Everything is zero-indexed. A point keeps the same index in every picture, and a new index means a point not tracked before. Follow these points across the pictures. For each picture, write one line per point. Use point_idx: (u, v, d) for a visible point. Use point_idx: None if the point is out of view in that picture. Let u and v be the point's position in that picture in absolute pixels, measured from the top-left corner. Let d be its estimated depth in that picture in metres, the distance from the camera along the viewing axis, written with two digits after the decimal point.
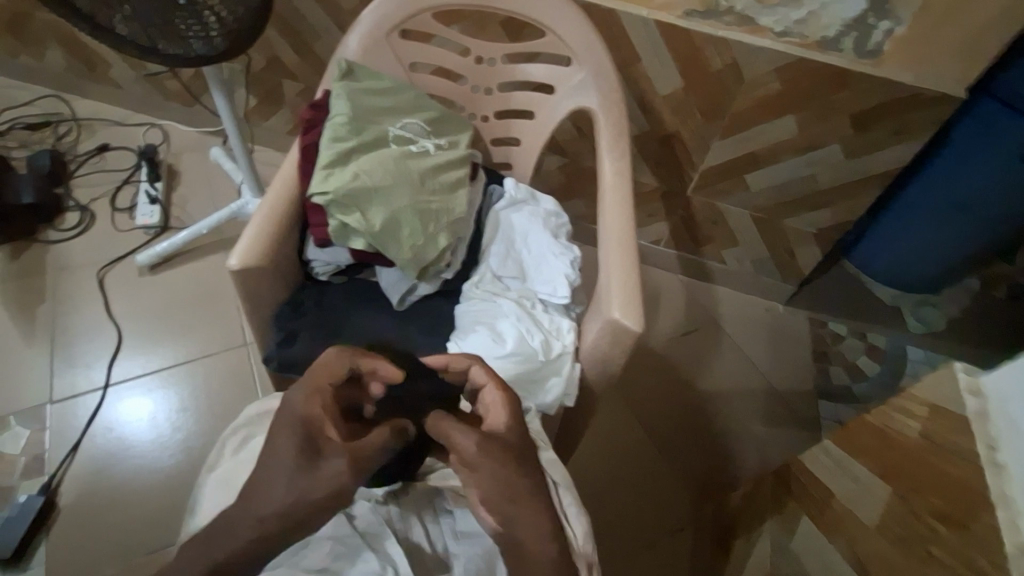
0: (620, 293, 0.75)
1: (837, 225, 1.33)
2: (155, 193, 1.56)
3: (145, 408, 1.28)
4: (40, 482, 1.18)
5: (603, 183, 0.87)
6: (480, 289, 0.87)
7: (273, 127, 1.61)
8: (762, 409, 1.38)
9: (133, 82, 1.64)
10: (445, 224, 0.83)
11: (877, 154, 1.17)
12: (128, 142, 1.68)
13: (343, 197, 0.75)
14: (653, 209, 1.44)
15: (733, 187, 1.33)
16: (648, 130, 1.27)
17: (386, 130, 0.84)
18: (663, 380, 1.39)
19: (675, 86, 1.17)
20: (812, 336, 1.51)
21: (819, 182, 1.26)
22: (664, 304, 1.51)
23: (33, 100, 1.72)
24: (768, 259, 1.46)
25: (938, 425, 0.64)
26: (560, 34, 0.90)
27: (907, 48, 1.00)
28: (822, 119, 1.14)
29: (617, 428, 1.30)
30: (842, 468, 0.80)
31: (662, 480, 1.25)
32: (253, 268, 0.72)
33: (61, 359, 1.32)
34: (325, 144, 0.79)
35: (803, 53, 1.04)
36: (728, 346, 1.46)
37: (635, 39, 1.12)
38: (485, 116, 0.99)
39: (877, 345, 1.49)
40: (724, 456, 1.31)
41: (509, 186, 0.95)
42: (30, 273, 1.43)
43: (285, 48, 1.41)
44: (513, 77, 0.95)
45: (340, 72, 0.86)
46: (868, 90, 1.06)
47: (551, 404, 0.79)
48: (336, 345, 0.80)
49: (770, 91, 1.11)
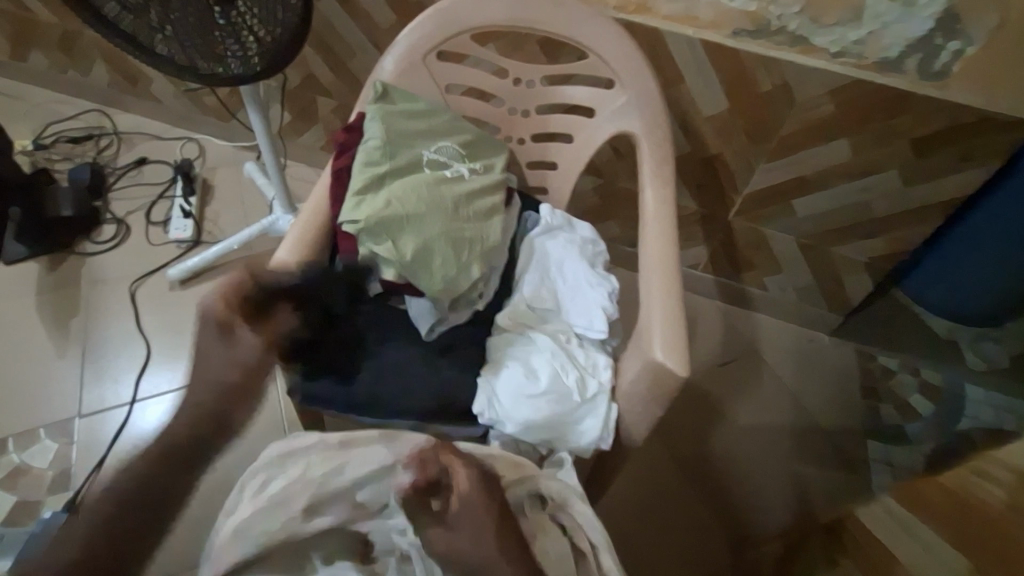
0: (663, 334, 0.70)
1: (891, 254, 1.25)
2: (188, 207, 1.57)
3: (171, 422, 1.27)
4: (65, 498, 1.17)
5: (645, 212, 0.83)
6: (513, 321, 0.82)
7: (306, 143, 1.61)
8: (805, 448, 1.30)
9: (173, 97, 1.67)
10: (479, 253, 0.79)
11: (939, 181, 1.09)
12: (166, 156, 1.70)
13: (375, 225, 0.73)
14: (692, 233, 1.39)
15: (779, 213, 1.26)
16: (689, 152, 1.22)
17: (420, 153, 0.81)
18: (698, 412, 1.32)
19: (720, 107, 1.11)
20: (861, 370, 1.43)
21: (873, 210, 1.18)
22: (701, 331, 1.44)
23: (78, 114, 1.76)
24: (814, 287, 1.38)
25: None
26: (603, 55, 0.86)
27: (977, 71, 0.93)
28: (879, 143, 1.07)
29: (649, 462, 1.24)
30: (909, 533, 0.72)
31: (697, 522, 1.18)
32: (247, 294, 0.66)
33: (91, 372, 1.32)
34: (357, 169, 0.77)
35: (860, 74, 0.98)
36: (768, 378, 1.39)
37: (678, 59, 1.07)
38: (521, 138, 0.95)
39: (931, 382, 1.38)
40: (765, 498, 1.23)
41: (545, 212, 0.91)
42: (65, 285, 1.45)
43: (321, 65, 1.40)
44: (552, 100, 0.92)
45: (376, 94, 0.83)
46: (931, 113, 0.99)
47: (588, 445, 0.74)
48: (361, 378, 0.77)
49: (823, 113, 1.05)
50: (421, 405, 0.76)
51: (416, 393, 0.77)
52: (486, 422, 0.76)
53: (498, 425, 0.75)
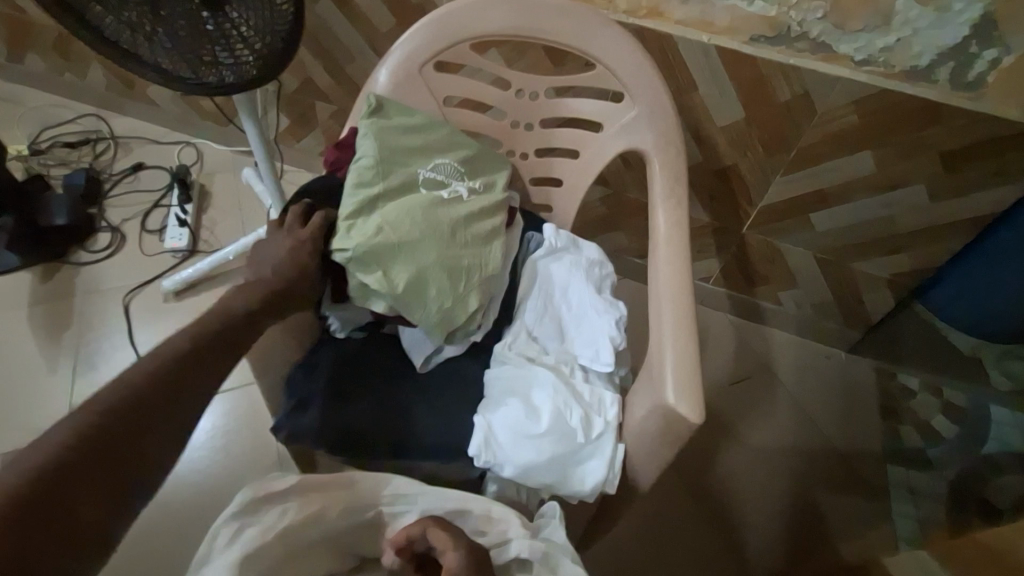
0: (675, 374, 0.65)
1: (915, 271, 1.19)
2: (184, 215, 1.53)
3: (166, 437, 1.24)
4: None
5: (656, 236, 0.77)
6: (514, 353, 0.77)
7: (305, 149, 1.57)
8: (821, 473, 1.25)
9: (170, 100, 1.63)
10: (478, 281, 0.74)
11: (970, 197, 1.02)
12: (163, 161, 1.66)
13: (365, 254, 0.67)
14: (703, 245, 1.33)
15: (796, 227, 1.20)
16: (702, 163, 1.16)
17: (416, 173, 0.76)
18: (708, 433, 1.27)
19: (735, 117, 1.06)
20: (880, 389, 1.38)
21: (897, 225, 1.12)
22: (711, 348, 1.39)
23: (75, 118, 1.72)
24: (831, 303, 1.32)
25: None
26: (611, 66, 0.80)
27: (1014, 82, 0.87)
28: (905, 156, 1.00)
29: (656, 487, 1.19)
30: None
31: (706, 552, 1.14)
32: (209, 345, 0.60)
33: (83, 389, 1.29)
34: (347, 191, 0.72)
35: (886, 83, 0.92)
36: (782, 398, 1.33)
37: (692, 66, 1.01)
38: (524, 153, 0.89)
39: (955, 403, 1.25)
40: (779, 528, 1.18)
41: (549, 232, 0.85)
42: (59, 295, 1.42)
43: (319, 69, 1.35)
44: (557, 113, 0.86)
45: (368, 107, 0.78)
46: (962, 125, 0.93)
47: (591, 489, 0.69)
48: (351, 413, 0.72)
49: (845, 124, 0.99)
50: (415, 443, 0.72)
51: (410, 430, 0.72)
52: (483, 464, 0.70)
53: (495, 468, 0.70)
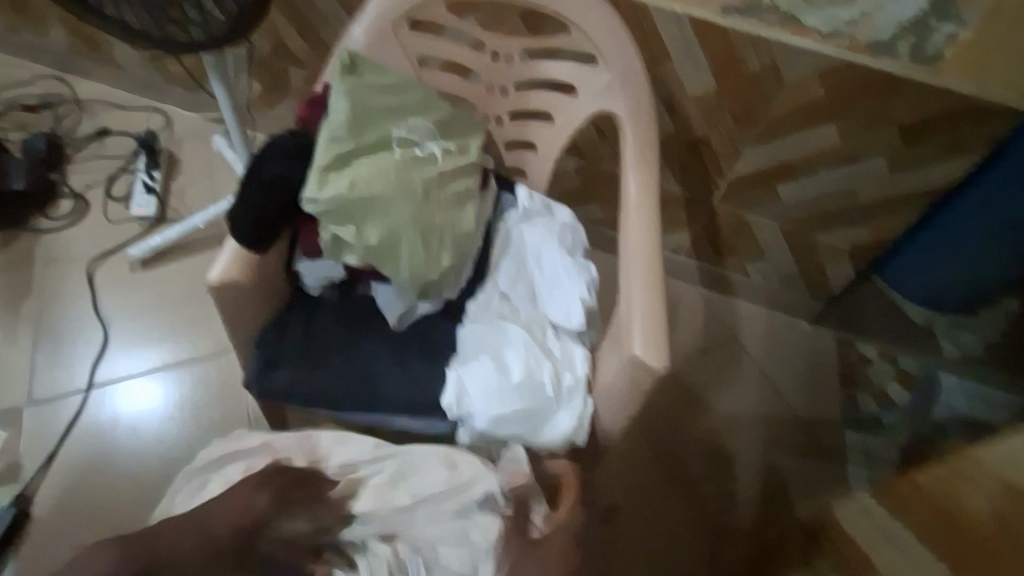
0: (642, 329, 0.67)
1: (874, 244, 1.24)
2: (152, 182, 1.49)
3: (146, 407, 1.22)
4: (16, 490, 1.12)
5: (627, 200, 0.79)
6: (485, 313, 0.79)
7: (278, 116, 1.54)
8: (783, 438, 1.30)
9: (135, 64, 1.57)
10: (451, 240, 0.75)
11: (925, 170, 1.07)
12: (128, 127, 1.61)
13: (338, 208, 0.69)
14: (675, 217, 1.36)
15: (764, 199, 1.24)
16: (674, 135, 1.18)
17: (390, 132, 0.76)
18: (676, 400, 1.31)
19: (706, 88, 1.07)
20: (840, 357, 1.43)
21: (858, 197, 1.16)
22: (681, 318, 1.42)
23: (34, 80, 1.65)
24: (795, 275, 1.36)
25: (1012, 508, 0.56)
26: (585, 30, 0.81)
27: (970, 57, 0.90)
28: (867, 129, 1.04)
29: (625, 450, 1.24)
30: (885, 534, 0.70)
31: (672, 512, 1.19)
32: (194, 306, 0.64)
33: (46, 357, 1.26)
34: (320, 147, 0.71)
35: (851, 57, 0.95)
36: (748, 367, 1.38)
37: (666, 35, 1.02)
38: (499, 117, 0.90)
39: (908, 370, 1.39)
40: (741, 489, 1.24)
41: (522, 196, 0.87)
42: (21, 262, 1.38)
43: (292, 33, 1.32)
44: (532, 76, 0.87)
45: (342, 64, 0.77)
46: (921, 98, 0.97)
47: (559, 438, 0.71)
48: (325, 371, 0.73)
49: (811, 97, 1.02)
50: (387, 399, 0.73)
51: (383, 386, 0.73)
52: (455, 417, 0.73)
53: (466, 420, 0.72)
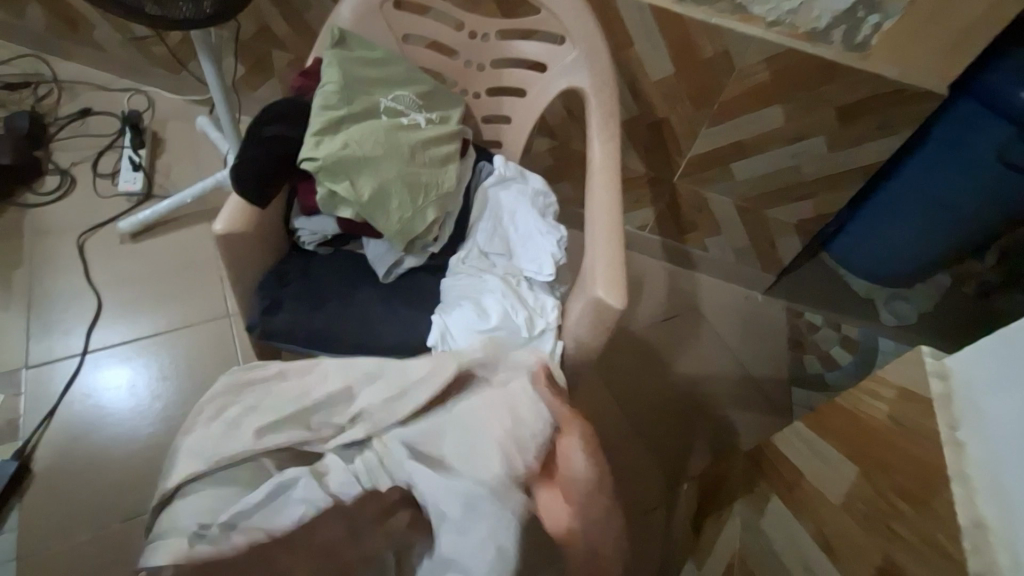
0: (604, 273, 0.77)
1: (819, 218, 1.36)
2: (138, 159, 1.53)
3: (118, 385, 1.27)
4: (15, 447, 1.17)
5: (592, 164, 0.88)
6: (466, 265, 0.88)
7: (262, 98, 1.60)
8: (738, 396, 1.42)
9: (116, 44, 1.59)
10: (434, 198, 0.84)
11: (860, 148, 1.19)
12: (111, 107, 1.63)
13: (333, 164, 0.76)
14: (640, 195, 1.46)
15: (720, 176, 1.35)
16: (639, 116, 1.28)
17: (378, 101, 0.84)
18: (641, 362, 1.42)
19: (666, 72, 1.17)
20: (789, 325, 1.54)
21: (803, 174, 1.28)
22: (647, 289, 1.53)
23: (12, 59, 1.66)
24: (750, 248, 1.48)
25: (905, 407, 0.65)
26: (555, 12, 0.90)
27: (894, 45, 1.02)
28: (810, 110, 1.16)
29: (594, 406, 1.35)
30: (811, 450, 0.81)
31: (637, 461, 1.30)
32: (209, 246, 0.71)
33: (39, 326, 1.30)
34: (315, 112, 0.79)
35: (794, 44, 1.06)
36: (707, 333, 1.49)
37: (629, 22, 1.12)
38: (476, 92, 0.99)
39: (851, 336, 1.53)
40: (701, 441, 1.35)
41: (498, 163, 0.95)
42: (7, 236, 1.41)
43: (276, 17, 1.38)
44: (506, 54, 0.95)
45: (332, 39, 0.85)
46: (855, 83, 1.08)
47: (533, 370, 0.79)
48: (320, 316, 0.81)
49: (759, 81, 1.13)
50: (378, 341, 0.81)
51: (374, 330, 0.82)
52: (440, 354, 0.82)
53: None
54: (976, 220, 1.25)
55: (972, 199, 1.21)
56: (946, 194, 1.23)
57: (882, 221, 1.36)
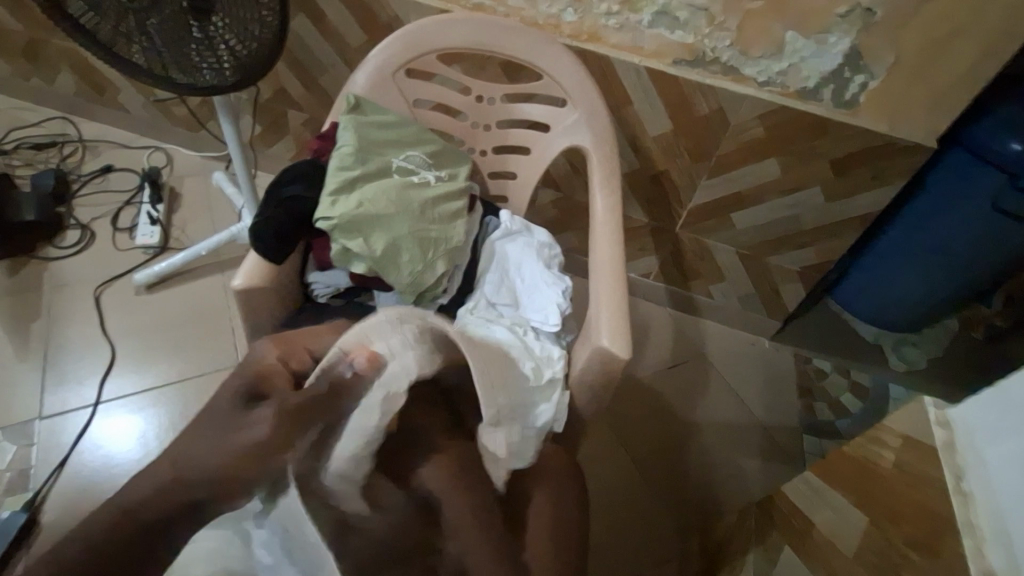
0: (608, 323, 0.79)
1: (819, 264, 1.39)
2: (156, 214, 1.58)
3: (123, 440, 1.27)
4: (24, 499, 1.17)
5: (594, 217, 0.91)
6: (475, 315, 0.89)
7: (277, 154, 1.66)
8: (748, 444, 1.40)
9: (140, 106, 1.67)
10: (444, 251, 0.87)
11: (855, 198, 1.23)
12: (132, 164, 1.70)
13: (347, 222, 0.79)
14: (643, 243, 1.49)
15: (720, 225, 1.38)
16: (639, 168, 1.33)
17: (390, 161, 0.88)
18: (649, 410, 1.42)
19: (664, 128, 1.23)
20: (797, 371, 1.55)
21: (802, 223, 1.32)
22: (652, 336, 1.54)
23: (42, 121, 1.75)
24: (753, 295, 1.50)
25: (911, 454, 0.65)
26: (556, 77, 0.95)
27: (881, 101, 1.07)
28: (804, 163, 1.20)
29: (602, 454, 1.34)
30: (821, 498, 0.80)
31: (647, 510, 1.28)
32: None
33: (52, 377, 1.32)
34: (330, 172, 0.83)
35: (785, 102, 1.11)
36: (714, 379, 1.49)
37: (627, 83, 1.18)
38: (483, 150, 1.04)
39: (860, 382, 1.52)
40: (710, 490, 1.33)
41: (505, 218, 0.99)
42: (26, 290, 1.45)
43: (292, 80, 1.46)
44: (511, 116, 1.01)
45: (348, 105, 0.90)
46: (847, 137, 1.13)
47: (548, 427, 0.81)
48: None
49: (754, 135, 1.18)
50: None
51: None
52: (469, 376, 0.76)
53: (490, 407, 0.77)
54: (975, 265, 1.27)
55: (969, 244, 1.23)
56: (945, 241, 1.25)
57: (881, 266, 1.38)
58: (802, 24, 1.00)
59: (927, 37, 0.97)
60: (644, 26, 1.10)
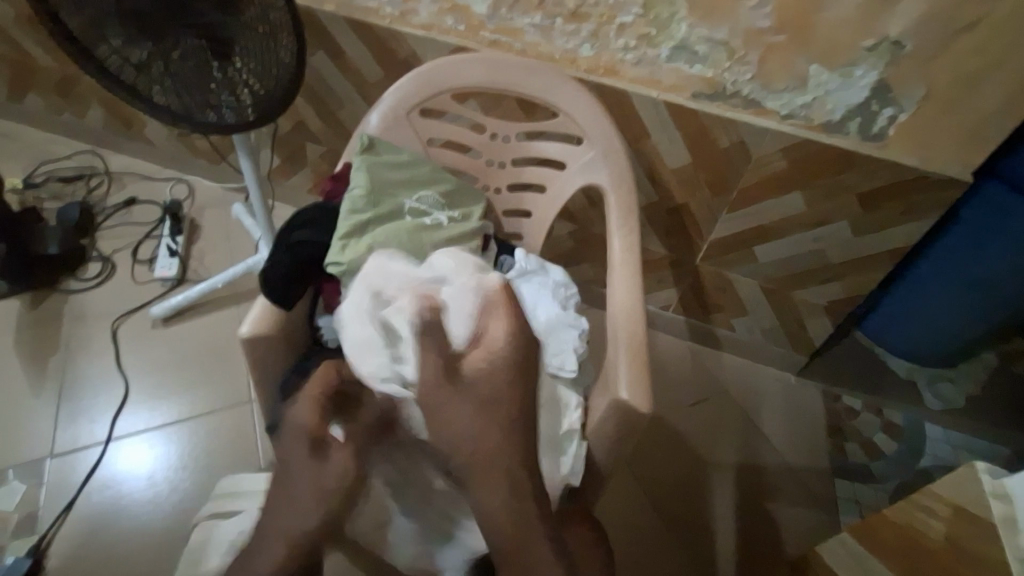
0: (628, 373, 0.76)
1: (849, 299, 1.33)
2: (175, 246, 1.59)
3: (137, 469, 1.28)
4: (30, 542, 1.17)
5: (612, 258, 0.88)
6: None
7: (295, 186, 1.68)
8: (773, 488, 1.34)
9: (163, 139, 1.70)
10: None
11: (890, 231, 1.17)
12: (153, 197, 1.72)
13: (356, 268, 0.80)
14: (662, 276, 1.45)
15: (742, 258, 1.34)
16: (658, 201, 1.30)
17: (402, 202, 0.88)
18: (669, 451, 1.37)
19: (683, 161, 1.20)
20: (827, 410, 1.47)
21: (828, 256, 1.26)
22: (673, 371, 1.49)
23: (72, 154, 1.78)
24: (779, 329, 1.44)
25: (963, 528, 0.60)
26: (571, 114, 0.93)
27: (911, 135, 1.03)
28: (830, 197, 1.16)
29: (619, 498, 1.30)
30: (862, 566, 0.75)
31: (664, 559, 1.23)
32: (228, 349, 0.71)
33: (66, 412, 1.33)
34: (343, 214, 0.84)
35: (809, 135, 1.07)
36: (738, 417, 1.43)
37: (645, 117, 1.16)
38: (497, 188, 1.03)
39: (894, 422, 1.45)
40: (732, 538, 1.27)
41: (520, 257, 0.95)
42: (47, 321, 1.47)
43: (311, 114, 1.46)
44: (526, 153, 0.99)
45: (362, 146, 0.89)
46: (875, 170, 1.08)
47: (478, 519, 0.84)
48: None
49: (777, 169, 1.14)
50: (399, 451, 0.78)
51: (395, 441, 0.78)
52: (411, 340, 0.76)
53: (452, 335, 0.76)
54: (1014, 300, 1.21)
55: (1012, 279, 1.17)
56: (980, 276, 1.19)
57: (914, 301, 1.32)
58: (826, 58, 0.97)
59: (959, 70, 0.93)
60: (662, 60, 1.07)
